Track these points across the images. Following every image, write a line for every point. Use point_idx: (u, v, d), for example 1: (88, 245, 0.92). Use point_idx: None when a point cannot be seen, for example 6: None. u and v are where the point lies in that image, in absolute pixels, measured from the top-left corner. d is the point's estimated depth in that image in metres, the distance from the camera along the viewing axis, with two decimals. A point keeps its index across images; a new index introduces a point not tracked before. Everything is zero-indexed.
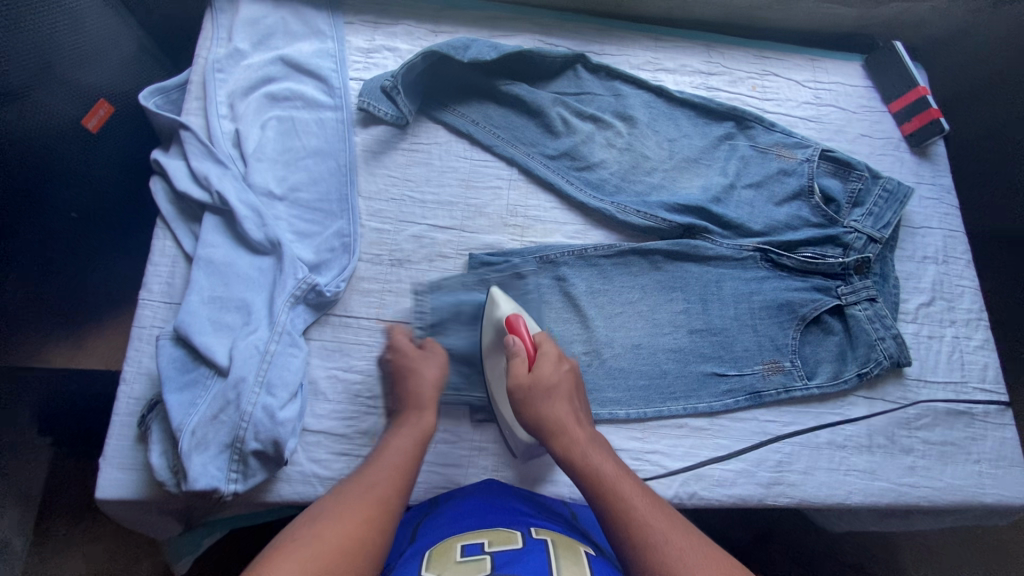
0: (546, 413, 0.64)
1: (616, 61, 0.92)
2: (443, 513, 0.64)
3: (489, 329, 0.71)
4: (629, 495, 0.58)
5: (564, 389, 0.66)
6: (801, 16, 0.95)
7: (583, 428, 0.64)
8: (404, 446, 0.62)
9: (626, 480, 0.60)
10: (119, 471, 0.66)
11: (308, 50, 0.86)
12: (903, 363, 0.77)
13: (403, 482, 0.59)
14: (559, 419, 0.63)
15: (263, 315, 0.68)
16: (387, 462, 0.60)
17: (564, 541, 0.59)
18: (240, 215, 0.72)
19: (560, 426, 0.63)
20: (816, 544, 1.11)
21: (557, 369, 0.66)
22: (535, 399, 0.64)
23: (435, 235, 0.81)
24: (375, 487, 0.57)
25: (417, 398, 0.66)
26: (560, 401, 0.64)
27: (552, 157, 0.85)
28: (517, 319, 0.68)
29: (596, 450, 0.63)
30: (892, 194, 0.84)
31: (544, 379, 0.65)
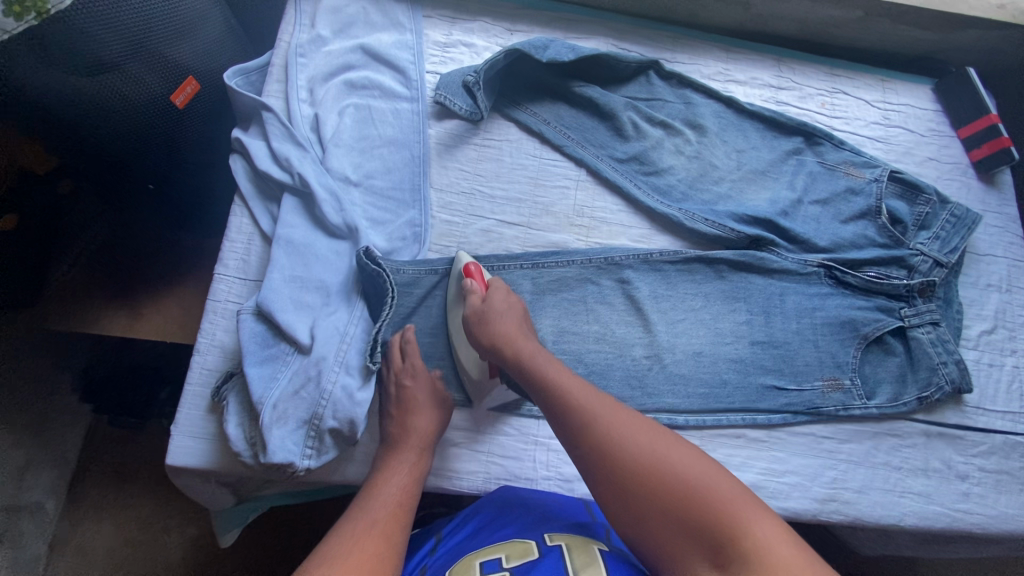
0: (492, 327, 0.67)
1: (688, 69, 0.93)
2: (454, 528, 0.67)
3: (452, 283, 0.74)
4: (568, 386, 0.61)
5: (513, 313, 0.69)
6: (874, 36, 0.95)
7: (524, 336, 0.67)
8: (398, 483, 0.62)
9: (566, 374, 0.63)
10: (191, 439, 0.67)
11: (387, 40, 0.88)
12: (965, 390, 0.76)
13: (402, 518, 0.59)
14: (502, 332, 0.66)
15: (342, 297, 0.70)
16: (382, 500, 0.60)
17: (578, 542, 0.60)
18: (320, 198, 0.73)
19: (505, 338, 0.66)
20: (845, 565, 1.11)
21: (507, 300, 0.70)
22: (483, 321, 0.67)
23: (503, 231, 0.82)
24: (373, 523, 0.57)
25: (415, 437, 0.66)
26: (509, 321, 0.68)
27: (621, 160, 0.86)
28: (476, 266, 0.72)
29: (541, 358, 0.65)
30: (960, 220, 0.84)
31: (497, 304, 0.69)
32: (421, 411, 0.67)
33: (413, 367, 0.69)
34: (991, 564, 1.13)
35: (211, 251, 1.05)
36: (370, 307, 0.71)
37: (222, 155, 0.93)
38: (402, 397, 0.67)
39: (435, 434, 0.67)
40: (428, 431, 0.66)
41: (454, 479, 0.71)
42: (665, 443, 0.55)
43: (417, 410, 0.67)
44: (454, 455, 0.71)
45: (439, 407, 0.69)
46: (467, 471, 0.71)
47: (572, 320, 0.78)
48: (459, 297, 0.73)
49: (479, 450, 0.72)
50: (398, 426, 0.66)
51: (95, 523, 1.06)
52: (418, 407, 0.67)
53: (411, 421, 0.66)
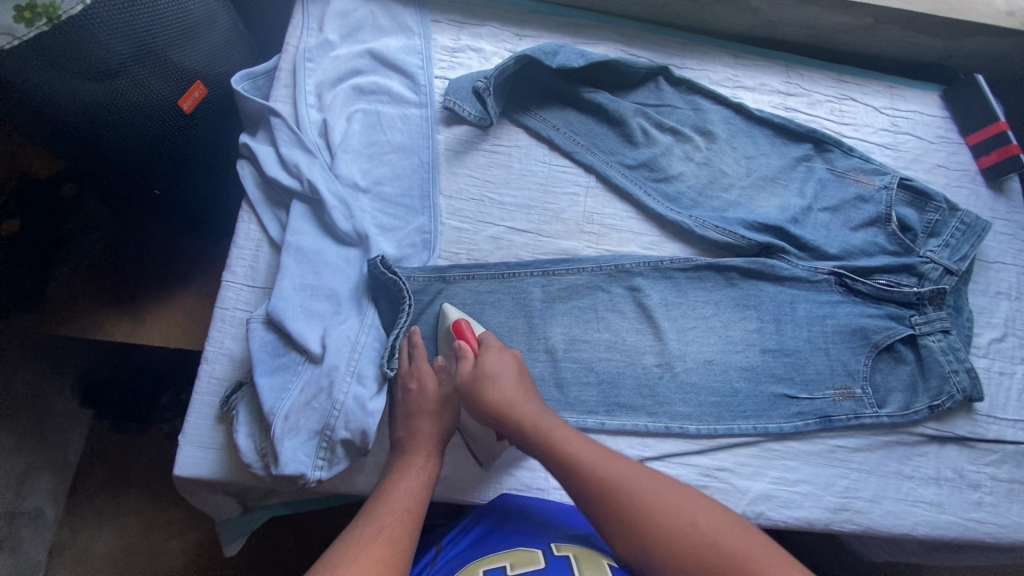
0: (494, 394, 0.64)
1: (697, 75, 0.92)
2: (458, 534, 0.66)
3: (443, 342, 0.72)
4: (588, 461, 0.61)
5: (511, 370, 0.67)
6: (882, 43, 0.95)
7: (529, 400, 0.65)
8: (408, 486, 0.61)
9: (581, 446, 0.62)
10: (200, 449, 0.67)
11: (395, 45, 0.87)
12: (976, 398, 0.76)
13: (409, 526, 0.57)
14: (506, 399, 0.64)
15: (352, 305, 0.70)
16: (390, 505, 0.59)
17: (585, 553, 0.61)
18: (330, 205, 0.73)
19: (512, 409, 0.64)
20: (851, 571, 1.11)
21: (500, 359, 0.67)
22: (482, 387, 0.65)
23: (512, 237, 0.81)
24: (379, 530, 0.56)
25: (422, 439, 0.65)
26: (508, 385, 0.65)
27: (631, 167, 0.86)
28: (465, 323, 0.70)
29: (552, 427, 0.64)
30: (970, 227, 0.83)
31: (489, 364, 0.66)
32: (421, 415, 0.66)
33: (412, 371, 0.67)
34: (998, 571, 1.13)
35: (215, 256, 1.03)
36: (380, 315, 0.70)
37: (226, 159, 0.93)
38: (407, 401, 0.66)
39: (444, 435, 0.66)
40: (433, 433, 0.65)
41: (465, 490, 0.70)
42: (690, 505, 0.59)
43: (421, 413, 0.66)
44: (465, 465, 0.71)
45: (446, 404, 0.67)
46: (477, 482, 0.70)
47: (582, 328, 0.78)
48: (450, 355, 0.71)
49: (490, 460, 0.71)
50: (405, 429, 0.65)
51: (96, 528, 1.05)
52: (421, 411, 0.66)
53: (416, 424, 0.65)
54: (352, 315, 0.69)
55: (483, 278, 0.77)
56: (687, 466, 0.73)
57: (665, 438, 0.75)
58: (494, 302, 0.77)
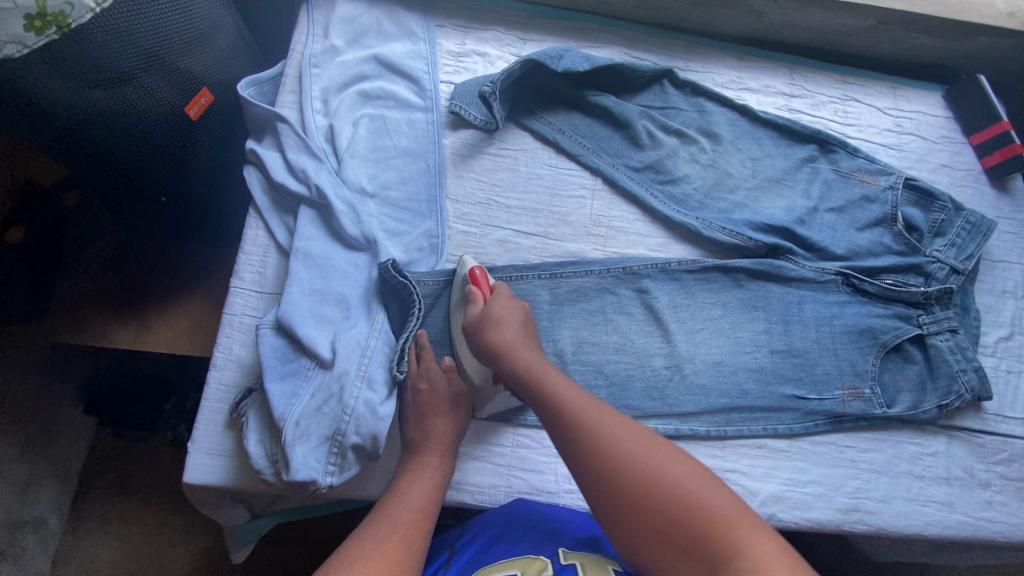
0: (491, 335, 0.65)
1: (701, 78, 0.93)
2: (467, 538, 0.66)
3: (456, 288, 0.73)
4: (567, 398, 0.59)
5: (515, 319, 0.67)
6: (885, 44, 0.96)
7: (526, 345, 0.65)
8: (422, 488, 0.61)
9: (566, 387, 0.60)
10: (209, 456, 0.66)
11: (401, 50, 0.87)
12: (984, 397, 0.76)
13: (424, 526, 0.58)
14: (499, 340, 0.64)
15: (362, 309, 0.69)
16: (405, 504, 0.60)
17: (592, 560, 0.59)
18: (338, 210, 0.73)
19: (505, 348, 0.64)
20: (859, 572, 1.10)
21: (507, 305, 0.68)
22: (486, 327, 0.66)
23: (520, 241, 0.81)
24: (394, 527, 0.57)
25: (437, 440, 0.65)
26: (508, 329, 0.66)
27: (637, 169, 0.86)
28: (480, 271, 0.70)
29: (541, 366, 0.63)
30: (976, 227, 0.84)
31: (495, 309, 0.67)
32: (434, 416, 0.66)
33: (423, 369, 0.68)
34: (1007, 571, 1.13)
35: (221, 261, 1.03)
36: (390, 320, 0.70)
37: (232, 164, 0.93)
38: (418, 401, 0.67)
39: (456, 436, 0.67)
40: (447, 433, 0.66)
41: (476, 495, 0.70)
42: (664, 458, 0.53)
43: (435, 414, 0.67)
44: (475, 470, 0.71)
45: (459, 405, 0.68)
46: (488, 486, 0.70)
47: (591, 330, 0.78)
48: (462, 301, 0.72)
49: (500, 464, 0.71)
50: (418, 430, 0.66)
51: (100, 536, 1.04)
52: (435, 411, 0.66)
53: (430, 426, 0.66)
54: (362, 319, 0.68)
55: (492, 281, 0.77)
56: None
57: (675, 441, 0.74)
58: None
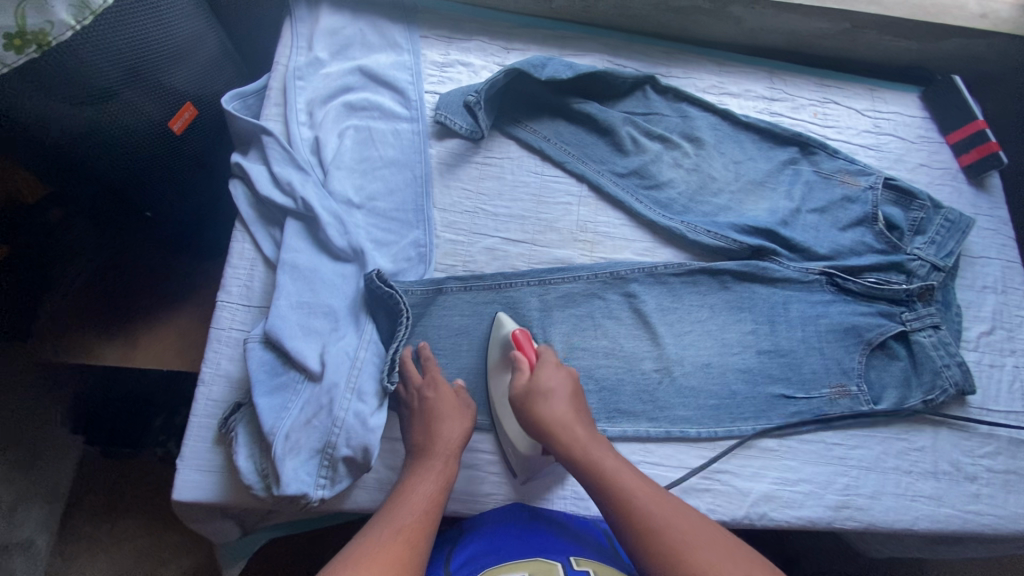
0: (547, 414, 0.66)
1: (683, 83, 0.94)
2: (471, 536, 0.65)
3: (495, 348, 0.74)
4: (633, 490, 0.61)
5: (564, 389, 0.69)
6: (861, 47, 0.98)
7: (579, 423, 0.67)
8: (426, 490, 0.61)
9: (630, 477, 0.63)
10: (198, 472, 0.66)
11: (385, 61, 0.88)
12: (968, 391, 0.77)
13: (427, 528, 0.57)
14: (556, 420, 0.66)
15: (349, 321, 0.69)
16: (408, 505, 0.59)
17: (602, 571, 0.61)
18: (324, 222, 0.73)
19: (560, 424, 0.66)
20: (851, 568, 1.12)
21: (555, 375, 0.70)
22: (536, 399, 0.67)
23: (508, 248, 0.82)
24: (397, 530, 0.56)
25: (443, 444, 0.64)
26: (559, 403, 0.67)
27: (621, 175, 0.87)
28: (523, 335, 0.72)
29: (598, 449, 0.65)
30: (954, 224, 0.85)
31: (543, 379, 0.69)
32: (450, 416, 0.66)
33: (433, 379, 0.68)
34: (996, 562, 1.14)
35: (208, 275, 1.02)
36: (379, 330, 0.70)
37: (220, 176, 0.92)
38: (423, 409, 0.66)
39: (461, 438, 0.66)
40: (454, 439, 0.65)
41: (470, 503, 0.70)
42: (728, 556, 0.57)
43: (444, 417, 0.66)
44: (469, 478, 0.71)
45: (466, 410, 0.69)
46: (482, 495, 0.70)
47: (580, 335, 0.79)
48: (501, 363, 0.73)
49: (493, 472, 0.71)
50: (424, 433, 0.65)
51: (92, 557, 1.03)
52: (444, 413, 0.66)
53: (439, 429, 0.65)
54: (352, 331, 0.68)
55: (481, 289, 0.78)
56: (688, 470, 0.74)
57: (666, 443, 0.75)
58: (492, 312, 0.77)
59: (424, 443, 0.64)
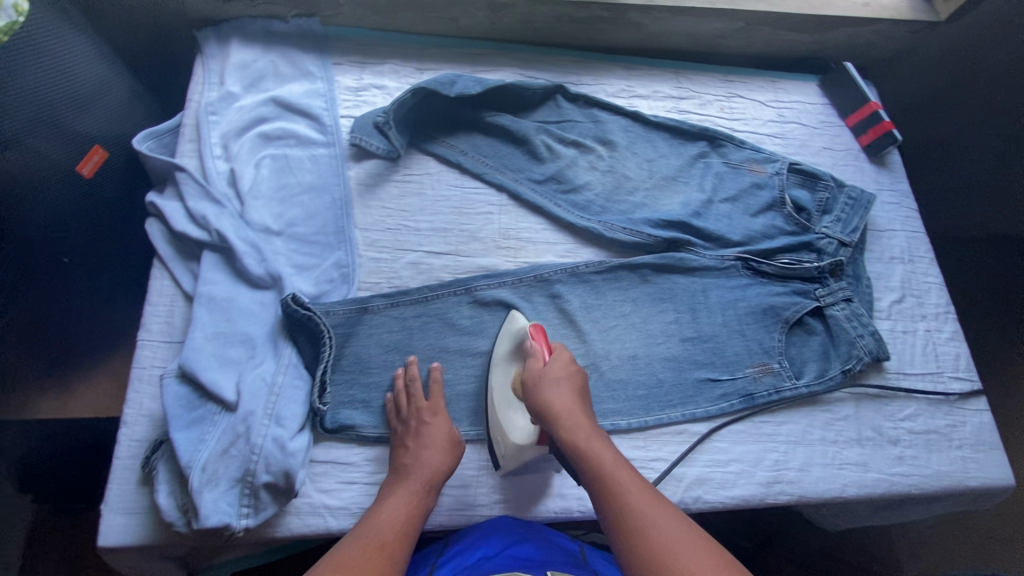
0: (556, 403, 0.67)
1: (593, 90, 0.97)
2: (454, 553, 0.66)
3: (505, 340, 0.76)
4: (627, 488, 0.62)
5: (576, 382, 0.70)
6: (759, 43, 1.03)
7: (583, 414, 0.68)
8: (404, 508, 0.62)
9: (628, 475, 0.63)
10: (124, 516, 0.64)
11: (298, 91, 0.89)
12: (883, 357, 0.81)
13: (404, 544, 0.60)
14: (563, 411, 0.67)
15: (267, 346, 0.69)
16: (387, 521, 0.61)
17: None
18: (240, 251, 0.74)
19: (562, 414, 0.67)
20: (817, 544, 1.16)
21: (566, 369, 0.71)
22: (541, 391, 0.69)
23: (431, 261, 0.83)
24: (380, 546, 0.58)
25: (423, 470, 0.66)
26: (566, 394, 0.68)
27: (539, 182, 0.90)
28: (537, 328, 0.74)
29: (597, 439, 0.66)
30: (857, 201, 0.90)
31: (555, 371, 0.70)
32: (433, 446, 0.67)
33: (434, 405, 0.71)
34: None
35: (128, 319, 0.98)
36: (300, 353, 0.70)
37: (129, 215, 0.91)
38: (415, 433, 0.68)
39: (445, 469, 0.67)
40: (437, 467, 0.66)
41: None
42: (695, 547, 0.57)
43: (429, 445, 0.67)
44: None
45: (455, 446, 0.69)
46: None
47: None
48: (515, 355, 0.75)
49: None
50: (411, 455, 0.66)
51: None
52: (431, 443, 0.67)
53: (424, 456, 0.66)
54: (274, 356, 0.68)
55: (407, 304, 0.78)
56: None
57: None
58: (422, 324, 0.78)
59: (408, 466, 0.66)
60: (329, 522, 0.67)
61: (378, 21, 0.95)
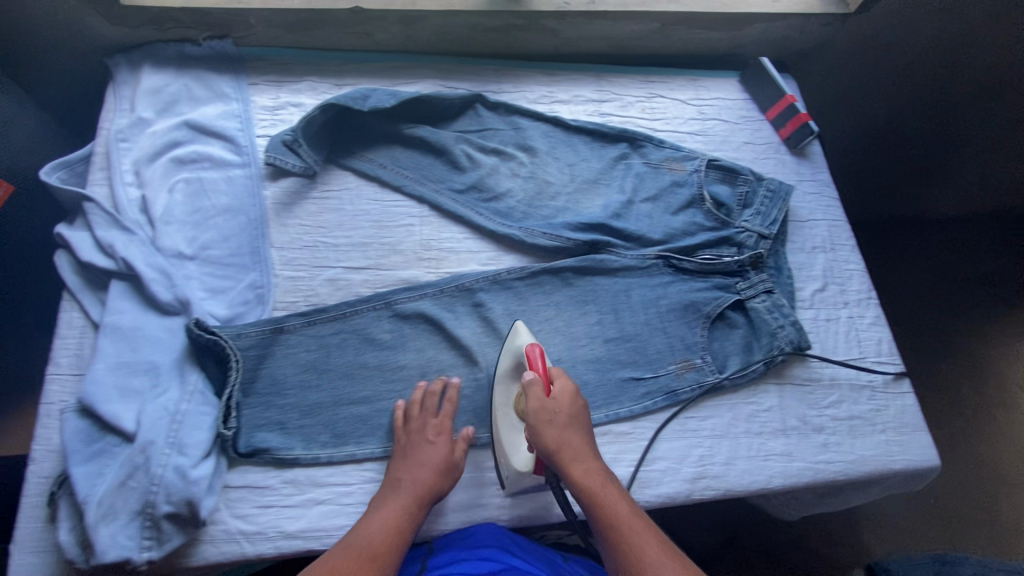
0: (563, 460, 0.66)
1: (513, 97, 0.98)
2: (446, 552, 0.68)
3: (507, 357, 0.75)
4: (640, 545, 0.62)
5: (578, 424, 0.69)
6: (677, 43, 1.04)
7: (592, 457, 0.67)
8: (393, 519, 0.64)
9: (642, 532, 0.62)
10: (31, 555, 0.63)
11: (212, 113, 0.89)
12: (804, 347, 0.82)
13: (392, 554, 0.62)
14: (571, 467, 0.66)
15: (172, 374, 0.68)
16: (377, 531, 0.63)
17: None
18: (148, 279, 0.73)
19: (570, 456, 0.66)
20: (781, 534, 1.13)
21: (569, 402, 0.69)
22: (548, 426, 0.67)
23: (350, 277, 0.82)
24: (369, 557, 0.60)
25: (412, 484, 0.67)
26: (573, 433, 0.68)
27: (460, 191, 0.90)
28: (535, 350, 0.72)
29: (607, 484, 0.66)
30: (776, 193, 0.91)
31: (556, 405, 0.69)
32: (426, 464, 0.68)
33: (443, 428, 0.71)
34: (927, 506, 1.15)
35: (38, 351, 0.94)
36: (208, 379, 0.69)
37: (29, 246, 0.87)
38: (413, 448, 0.69)
39: (438, 489, 0.68)
40: (425, 481, 0.67)
41: (325, 539, 0.68)
42: None
43: (423, 462, 0.68)
44: (323, 513, 0.69)
45: (451, 468, 0.70)
46: (336, 529, 0.69)
47: (430, 352, 0.79)
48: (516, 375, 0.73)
49: (347, 504, 0.70)
50: (405, 468, 0.68)
51: None
52: (424, 459, 0.68)
53: (416, 470, 0.68)
54: (180, 385, 0.67)
55: (325, 322, 0.77)
56: None
57: None
58: (340, 341, 0.77)
59: (402, 480, 0.67)
60: (245, 548, 0.66)
61: (292, 39, 0.95)
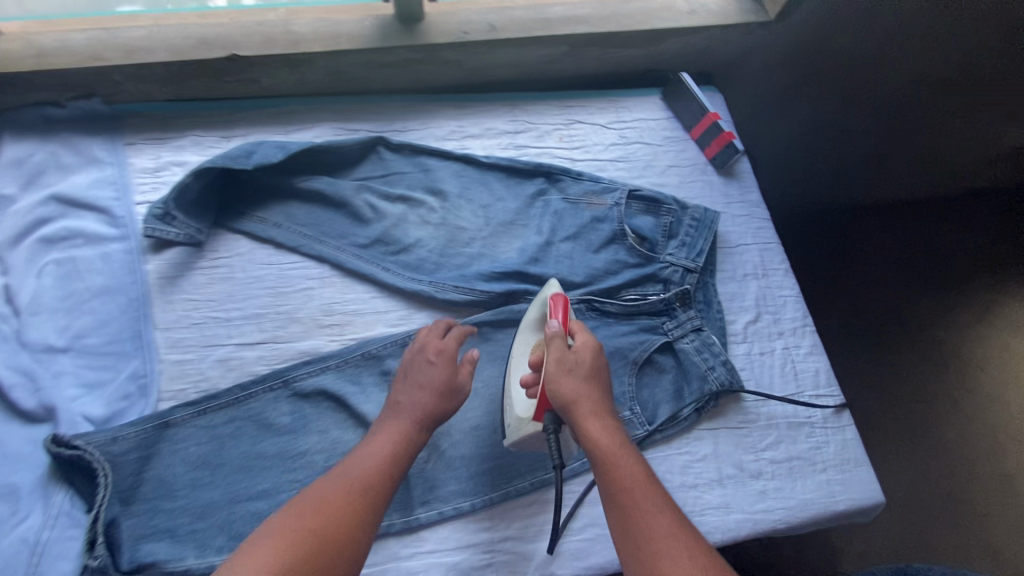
0: (579, 412, 0.60)
1: (420, 136, 0.92)
2: None
3: (535, 308, 0.75)
4: (645, 511, 0.55)
5: (601, 382, 0.64)
6: (593, 64, 0.98)
7: (608, 415, 0.62)
8: (388, 447, 0.61)
9: (652, 500, 0.56)
10: None
11: (82, 182, 0.80)
12: (736, 388, 0.77)
13: (380, 485, 0.58)
14: (586, 420, 0.60)
15: (34, 497, 0.64)
16: (367, 464, 0.59)
17: None
18: (7, 385, 0.68)
19: (583, 406, 0.61)
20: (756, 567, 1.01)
21: (588, 354, 0.64)
22: (563, 373, 0.62)
23: (244, 354, 0.76)
24: (347, 497, 0.56)
25: (411, 409, 0.63)
26: (591, 387, 0.62)
27: (365, 246, 0.83)
28: (560, 302, 0.70)
29: (622, 444, 0.60)
30: (701, 222, 0.86)
31: (576, 354, 0.64)
32: (428, 386, 0.65)
33: (443, 348, 0.67)
34: (899, 513, 1.07)
35: None
36: (77, 494, 0.65)
37: None
38: (418, 372, 0.66)
39: (438, 411, 0.64)
40: (425, 405, 0.63)
41: None
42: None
43: (424, 383, 0.65)
44: None
45: (455, 390, 0.66)
46: None
47: (334, 432, 0.72)
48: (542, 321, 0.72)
49: None
50: (406, 393, 0.65)
51: None
52: (427, 381, 0.65)
53: (416, 394, 0.64)
54: (43, 508, 0.63)
55: (215, 410, 0.71)
56: (468, 547, 0.70)
57: (443, 524, 0.71)
58: (233, 429, 0.71)
59: (401, 409, 0.64)
60: None
61: (170, 92, 0.88)
